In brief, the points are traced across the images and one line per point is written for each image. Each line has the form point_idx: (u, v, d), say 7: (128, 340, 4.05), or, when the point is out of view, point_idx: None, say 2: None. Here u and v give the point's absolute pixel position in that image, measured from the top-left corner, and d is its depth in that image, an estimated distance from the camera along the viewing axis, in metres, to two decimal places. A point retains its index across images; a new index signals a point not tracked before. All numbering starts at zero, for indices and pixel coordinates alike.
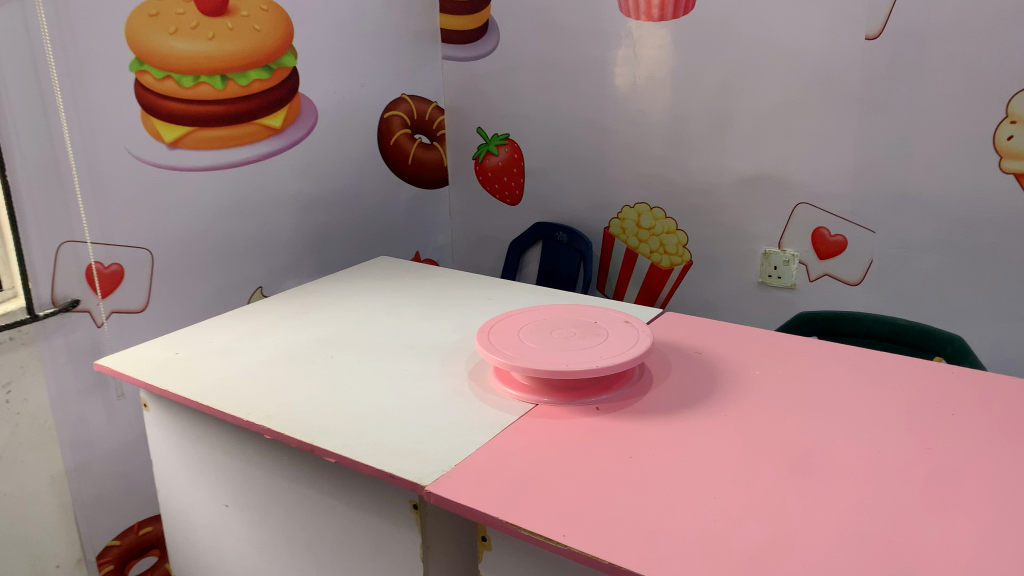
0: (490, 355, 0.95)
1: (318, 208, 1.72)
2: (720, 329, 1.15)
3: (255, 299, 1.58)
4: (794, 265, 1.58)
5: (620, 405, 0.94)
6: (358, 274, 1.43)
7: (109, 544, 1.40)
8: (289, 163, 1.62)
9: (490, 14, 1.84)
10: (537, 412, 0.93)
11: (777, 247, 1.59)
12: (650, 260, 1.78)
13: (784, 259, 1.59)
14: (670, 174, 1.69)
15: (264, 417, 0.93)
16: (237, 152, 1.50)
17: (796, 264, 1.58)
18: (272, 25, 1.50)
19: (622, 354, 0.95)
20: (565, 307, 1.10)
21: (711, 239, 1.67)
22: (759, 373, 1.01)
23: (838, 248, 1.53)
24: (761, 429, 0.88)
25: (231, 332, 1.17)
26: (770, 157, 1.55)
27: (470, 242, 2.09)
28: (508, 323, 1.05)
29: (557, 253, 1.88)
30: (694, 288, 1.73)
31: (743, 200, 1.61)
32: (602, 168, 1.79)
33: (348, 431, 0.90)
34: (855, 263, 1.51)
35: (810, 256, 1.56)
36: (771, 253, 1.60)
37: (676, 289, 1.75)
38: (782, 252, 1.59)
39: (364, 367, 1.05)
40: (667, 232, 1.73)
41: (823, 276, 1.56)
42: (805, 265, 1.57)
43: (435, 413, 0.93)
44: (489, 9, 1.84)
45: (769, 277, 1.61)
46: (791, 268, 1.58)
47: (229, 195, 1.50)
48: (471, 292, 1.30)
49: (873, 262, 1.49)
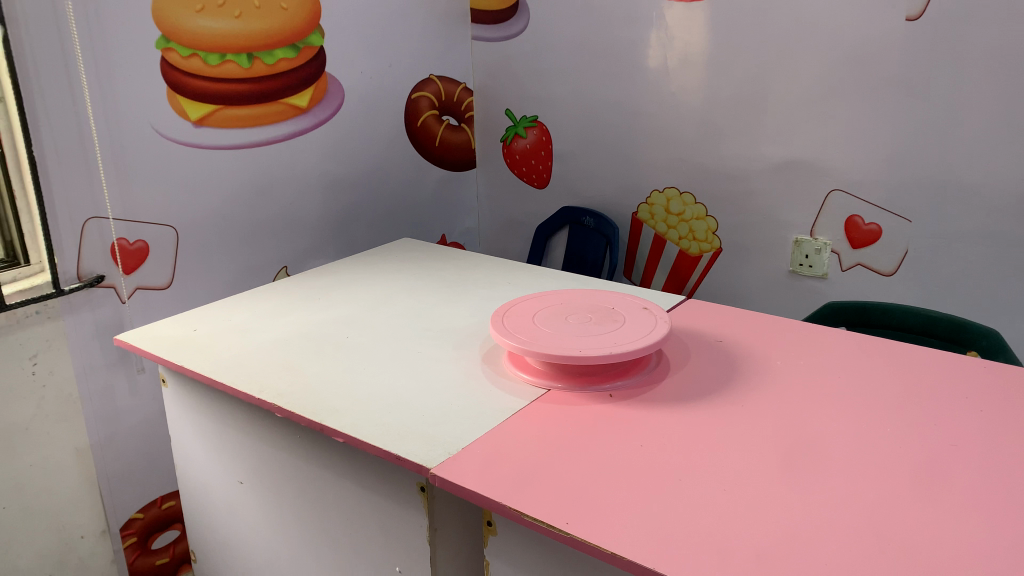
0: (504, 339, 0.94)
1: (345, 188, 1.72)
2: (743, 318, 1.13)
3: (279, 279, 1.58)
4: (827, 254, 1.54)
5: (635, 392, 0.92)
6: (381, 256, 1.43)
7: (132, 517, 1.43)
8: (316, 143, 1.62)
9: None
10: (549, 397, 0.91)
11: (809, 235, 1.55)
12: (678, 247, 1.75)
13: (816, 247, 1.54)
14: (700, 159, 1.65)
15: (276, 394, 0.93)
16: (263, 131, 1.50)
17: (828, 253, 1.54)
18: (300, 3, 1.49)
19: (638, 340, 0.93)
20: (584, 293, 1.08)
21: (741, 226, 1.64)
22: (780, 363, 0.98)
23: (872, 237, 1.48)
24: (778, 421, 0.86)
25: (250, 310, 1.17)
26: (803, 142, 1.51)
27: (498, 225, 2.08)
28: (524, 307, 1.04)
29: (584, 238, 1.85)
30: (723, 276, 1.69)
31: (775, 186, 1.57)
32: (631, 152, 1.76)
33: (358, 411, 0.89)
34: (889, 252, 1.47)
35: (843, 245, 1.52)
36: (803, 241, 1.56)
37: (705, 276, 1.72)
38: (814, 240, 1.55)
39: (378, 348, 1.04)
40: (696, 218, 1.70)
41: (856, 266, 1.52)
42: (837, 254, 1.53)
43: (446, 396, 0.92)
44: None
45: (800, 265, 1.58)
46: (824, 257, 1.54)
47: (255, 174, 1.51)
48: (492, 276, 1.29)
49: (908, 252, 1.45)
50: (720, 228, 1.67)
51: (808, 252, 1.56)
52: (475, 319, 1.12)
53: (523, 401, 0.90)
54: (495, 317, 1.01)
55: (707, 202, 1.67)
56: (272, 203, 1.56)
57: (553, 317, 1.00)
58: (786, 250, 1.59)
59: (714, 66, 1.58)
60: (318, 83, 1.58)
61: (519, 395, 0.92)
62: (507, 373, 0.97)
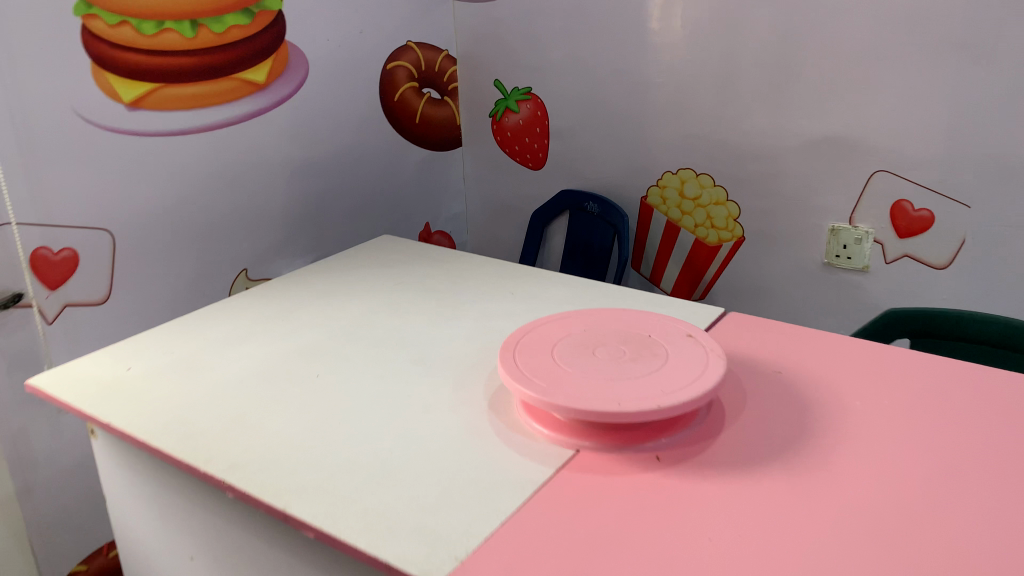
0: (519, 386, 0.74)
1: (313, 175, 1.50)
2: (796, 336, 0.94)
3: (240, 285, 1.37)
4: (868, 244, 1.35)
5: (687, 452, 0.72)
6: (357, 260, 1.22)
7: (74, 569, 1.22)
8: (277, 124, 1.39)
9: None
10: (579, 463, 0.71)
11: (847, 223, 1.36)
12: (694, 235, 1.55)
13: (856, 237, 1.35)
14: (721, 136, 1.45)
15: (227, 466, 0.72)
16: (214, 113, 1.27)
17: (869, 242, 1.35)
18: None
19: (690, 385, 0.73)
20: (610, 314, 0.88)
21: (767, 212, 1.44)
22: (861, 407, 0.79)
23: (922, 225, 1.29)
24: (876, 494, 0.66)
25: (197, 340, 0.96)
26: (842, 115, 1.31)
27: (488, 210, 1.87)
28: (539, 336, 0.83)
29: (587, 226, 1.65)
30: (746, 268, 1.50)
31: (808, 166, 1.37)
32: (639, 128, 1.55)
33: (332, 490, 0.69)
34: (943, 242, 1.28)
35: (887, 233, 1.33)
36: (841, 230, 1.36)
37: (725, 269, 1.53)
38: (853, 228, 1.35)
39: (357, 392, 0.84)
40: (716, 202, 1.50)
41: (902, 257, 1.33)
42: (880, 244, 1.34)
43: (447, 463, 0.72)
44: None
45: (836, 257, 1.38)
46: (865, 248, 1.35)
47: (205, 164, 1.28)
48: (491, 284, 1.09)
49: (966, 241, 1.26)
50: (743, 214, 1.47)
51: (846, 242, 1.37)
52: (475, 346, 0.92)
53: (547, 470, 0.71)
54: (505, 352, 0.80)
55: (728, 185, 1.47)
56: (227, 196, 1.33)
57: (578, 350, 0.80)
58: (821, 239, 1.39)
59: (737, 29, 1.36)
60: (277, 55, 1.35)
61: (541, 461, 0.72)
62: (523, 427, 0.77)
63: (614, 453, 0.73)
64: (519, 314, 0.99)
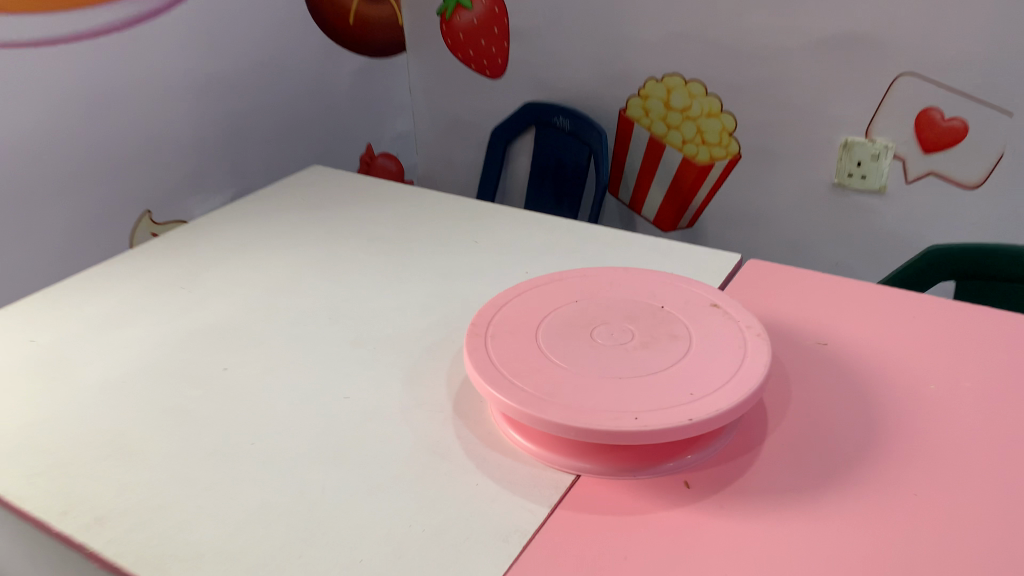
0: (494, 394, 0.54)
1: (228, 91, 1.24)
2: (839, 290, 0.74)
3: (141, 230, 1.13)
4: (886, 161, 1.16)
5: (723, 472, 0.54)
6: (284, 200, 0.99)
7: None
8: (175, 31, 1.12)
9: None
10: (580, 497, 0.53)
11: (863, 136, 1.16)
12: (682, 152, 1.35)
13: (873, 152, 1.16)
14: (715, 35, 1.22)
15: (89, 523, 0.52)
16: (89, 16, 1.00)
17: (889, 159, 1.16)
18: None
19: (726, 383, 0.54)
20: (605, 275, 0.67)
21: (769, 125, 1.24)
22: (941, 393, 0.60)
23: (952, 138, 1.10)
24: (994, 538, 0.48)
25: (67, 322, 0.73)
26: (864, 7, 1.09)
27: (441, 127, 1.63)
28: (516, 312, 0.63)
29: (557, 144, 1.43)
30: (742, 190, 1.31)
31: (820, 69, 1.15)
32: (617, 26, 1.31)
33: (235, 557, 0.49)
34: (976, 157, 1.09)
35: (910, 147, 1.14)
36: (855, 144, 1.17)
37: (717, 191, 1.33)
38: (870, 142, 1.16)
39: (277, 396, 0.63)
40: (707, 114, 1.29)
41: (927, 176, 1.14)
42: (901, 160, 1.15)
43: (400, 506, 0.52)
44: None
45: (849, 176, 1.20)
46: (882, 166, 1.17)
47: (84, 82, 1.02)
48: (451, 230, 0.87)
49: (1005, 155, 1.07)
50: (740, 127, 1.26)
51: (860, 159, 1.18)
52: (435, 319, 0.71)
53: (538, 510, 0.52)
54: (473, 337, 0.60)
55: (723, 93, 1.25)
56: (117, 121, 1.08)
57: (569, 334, 0.60)
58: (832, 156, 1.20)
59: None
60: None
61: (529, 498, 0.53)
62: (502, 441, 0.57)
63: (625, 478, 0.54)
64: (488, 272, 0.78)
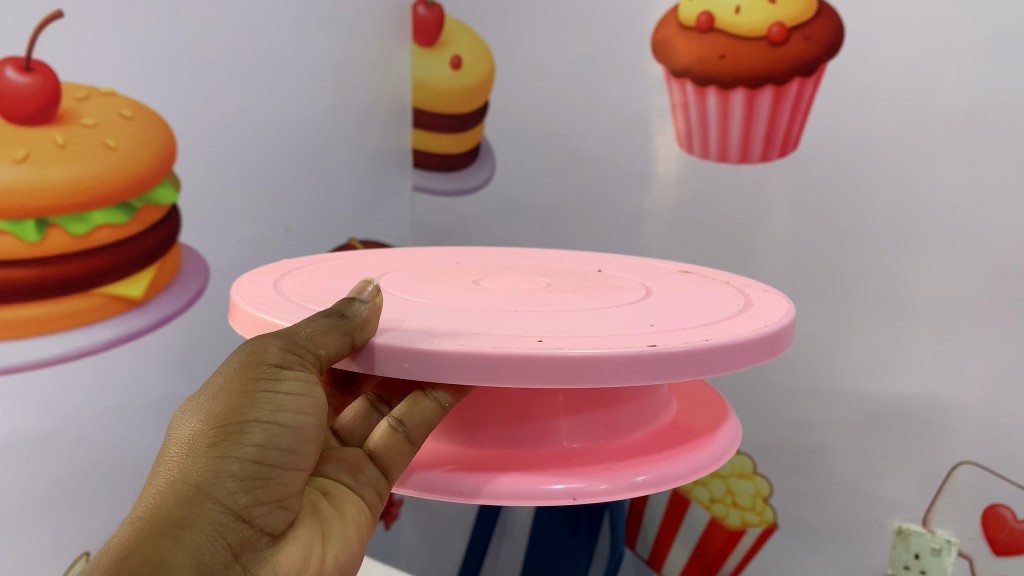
0: (418, 330, 0.41)
1: (183, 389, 0.95)
2: (697, 416, 0.54)
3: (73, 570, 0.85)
4: (951, 558, 0.92)
5: (654, 463, 0.46)
6: None
7: None
8: (194, 337, 0.94)
9: (482, 134, 1.24)
10: (437, 481, 0.45)
11: (923, 526, 0.93)
12: (709, 510, 1.07)
13: (933, 546, 0.92)
14: (890, 490, 0.95)
15: None
16: (3, 351, 0.75)
17: (952, 555, 0.92)
18: (145, 133, 0.84)
19: (720, 328, 0.43)
20: (562, 274, 0.61)
21: (809, 497, 1.01)
22: None
23: None
24: None
25: None
26: (905, 390, 0.92)
27: (452, 525, 1.30)
28: (457, 289, 0.53)
29: (550, 550, 0.99)
30: (781, 565, 1.06)
31: (996, 393, 0.86)
32: (868, 474, 0.96)
33: None
34: None
35: (980, 546, 0.90)
36: (912, 533, 0.94)
37: (744, 563, 1.07)
38: (928, 534, 0.93)
39: None
40: (738, 474, 1.07)
41: None
42: (967, 558, 0.91)
43: None
44: (482, 128, 1.24)
45: (905, 568, 0.95)
46: (945, 562, 0.92)
47: (13, 434, 0.76)
48: (298, 268, 0.61)
49: None
50: (777, 494, 1.04)
51: (920, 552, 0.93)
52: (241, 330, 0.48)
53: (375, 501, 0.44)
54: (317, 292, 0.51)
55: (798, 514, 1.03)
56: (7, 394, 0.75)
57: (531, 303, 0.48)
58: None
59: (848, 129, 0.91)
60: (146, 213, 0.84)
61: (352, 473, 0.44)
62: (308, 324, 0.41)
63: (513, 464, 0.46)
64: (330, 387, 0.53)
